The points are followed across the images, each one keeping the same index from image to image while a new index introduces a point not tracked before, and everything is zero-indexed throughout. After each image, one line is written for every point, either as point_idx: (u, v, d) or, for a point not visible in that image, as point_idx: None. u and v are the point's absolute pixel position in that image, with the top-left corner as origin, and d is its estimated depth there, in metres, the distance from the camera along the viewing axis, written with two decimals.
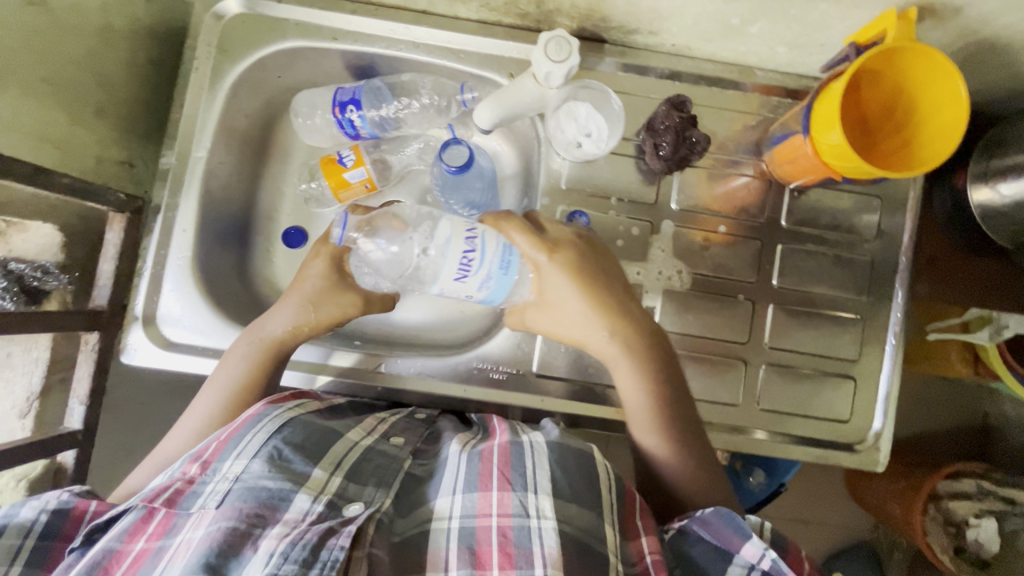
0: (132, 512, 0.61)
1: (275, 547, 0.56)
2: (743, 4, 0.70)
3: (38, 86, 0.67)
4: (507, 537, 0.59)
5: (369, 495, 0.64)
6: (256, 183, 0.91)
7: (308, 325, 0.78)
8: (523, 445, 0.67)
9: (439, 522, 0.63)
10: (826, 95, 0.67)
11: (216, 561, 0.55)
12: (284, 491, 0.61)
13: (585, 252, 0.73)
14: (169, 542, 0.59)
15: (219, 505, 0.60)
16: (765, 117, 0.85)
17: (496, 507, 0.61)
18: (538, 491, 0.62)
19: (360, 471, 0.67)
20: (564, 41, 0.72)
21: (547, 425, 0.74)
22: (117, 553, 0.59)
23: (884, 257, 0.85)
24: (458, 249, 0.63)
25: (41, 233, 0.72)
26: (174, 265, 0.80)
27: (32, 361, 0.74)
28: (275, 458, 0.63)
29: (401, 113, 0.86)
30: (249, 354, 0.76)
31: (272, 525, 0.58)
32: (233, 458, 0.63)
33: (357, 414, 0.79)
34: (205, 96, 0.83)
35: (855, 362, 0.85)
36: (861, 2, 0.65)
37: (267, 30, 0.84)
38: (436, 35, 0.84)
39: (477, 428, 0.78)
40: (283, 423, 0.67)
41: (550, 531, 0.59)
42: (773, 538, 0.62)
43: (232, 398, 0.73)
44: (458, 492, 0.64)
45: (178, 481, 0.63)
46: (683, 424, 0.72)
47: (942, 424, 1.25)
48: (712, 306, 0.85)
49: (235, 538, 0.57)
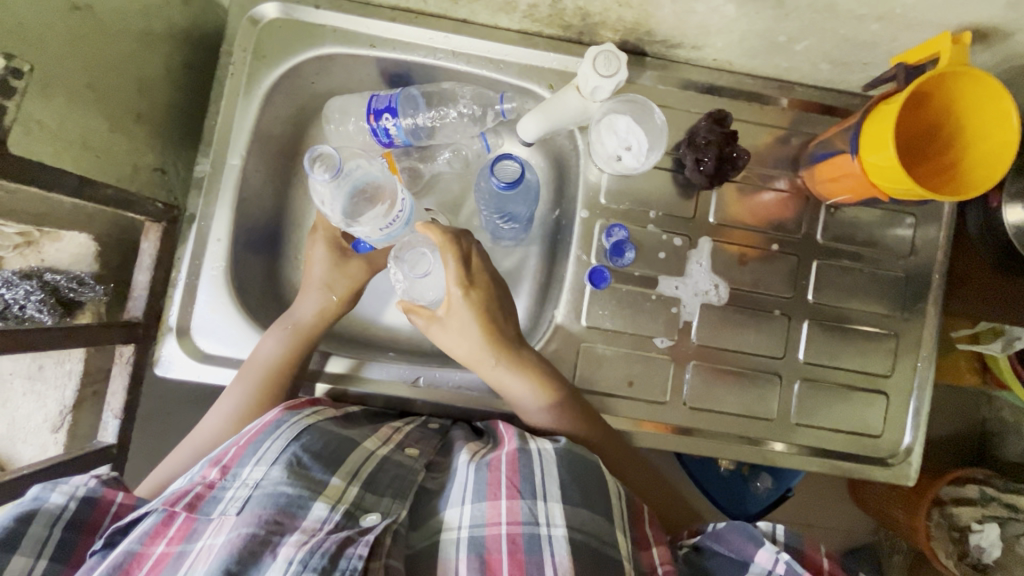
0: (153, 515, 0.58)
1: (293, 555, 0.53)
2: (794, 23, 0.70)
3: (82, 92, 0.66)
4: (518, 544, 0.58)
5: (385, 507, 0.62)
6: (287, 190, 0.90)
7: (334, 309, 0.80)
8: (532, 454, 0.65)
9: (448, 533, 0.61)
10: (876, 115, 0.68)
11: (237, 568, 0.52)
12: (302, 498, 0.58)
13: (493, 295, 0.78)
14: (190, 547, 0.56)
15: (240, 512, 0.57)
16: (803, 134, 0.85)
17: (506, 515, 0.60)
18: (548, 499, 0.61)
19: (377, 482, 0.64)
20: (613, 56, 0.71)
21: (557, 435, 0.72)
22: (137, 556, 0.55)
23: (916, 272, 0.86)
24: (392, 210, 0.73)
25: (75, 242, 0.71)
26: (209, 275, 0.78)
27: (66, 373, 0.73)
28: (294, 464, 0.61)
29: (436, 123, 0.85)
30: (283, 341, 0.77)
31: (289, 533, 0.55)
32: (252, 464, 0.61)
33: (371, 424, 0.77)
34: (241, 103, 0.81)
35: (888, 377, 0.86)
36: (913, 24, 0.66)
37: (304, 35, 0.82)
38: (476, 44, 0.83)
39: (488, 436, 0.77)
40: (302, 431, 0.65)
41: (561, 539, 0.58)
42: (788, 542, 0.63)
43: (269, 382, 0.75)
44: (467, 502, 0.62)
45: (198, 485, 0.60)
46: (574, 412, 0.76)
47: (945, 432, 1.28)
48: (749, 322, 0.85)
49: (255, 546, 0.53)
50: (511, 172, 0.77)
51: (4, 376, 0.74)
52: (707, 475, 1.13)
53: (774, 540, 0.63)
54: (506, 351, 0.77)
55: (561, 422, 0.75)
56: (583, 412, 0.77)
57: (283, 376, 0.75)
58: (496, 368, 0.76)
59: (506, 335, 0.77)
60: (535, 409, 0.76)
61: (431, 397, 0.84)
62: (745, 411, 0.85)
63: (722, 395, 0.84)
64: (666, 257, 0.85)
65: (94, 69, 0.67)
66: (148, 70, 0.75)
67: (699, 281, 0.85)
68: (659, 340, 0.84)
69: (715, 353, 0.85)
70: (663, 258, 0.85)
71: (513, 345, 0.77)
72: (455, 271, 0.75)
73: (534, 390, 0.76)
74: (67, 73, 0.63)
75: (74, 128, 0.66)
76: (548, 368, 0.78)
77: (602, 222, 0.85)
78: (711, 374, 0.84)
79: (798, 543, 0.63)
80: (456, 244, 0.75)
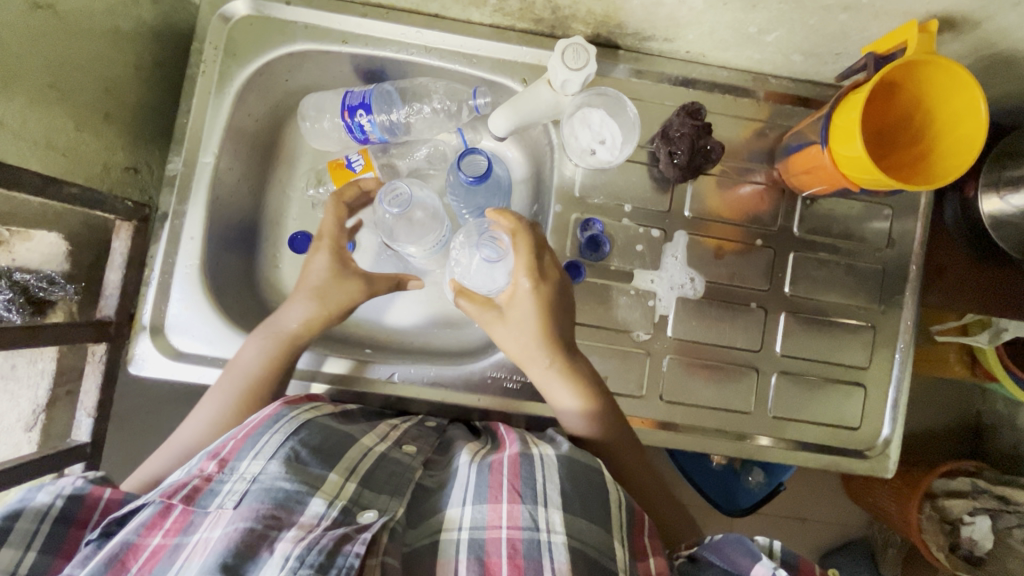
0: (150, 506, 0.57)
1: (290, 551, 0.52)
2: (762, 14, 0.70)
3: (45, 92, 0.66)
4: (518, 548, 0.57)
5: (383, 503, 0.61)
6: (262, 188, 0.90)
7: (319, 318, 0.77)
8: (533, 459, 0.65)
9: (448, 533, 0.59)
10: (845, 107, 0.67)
11: (233, 562, 0.51)
12: (300, 494, 0.57)
13: (561, 289, 0.76)
14: (186, 539, 0.55)
15: (237, 506, 0.56)
16: (778, 125, 0.85)
17: (506, 519, 0.58)
18: (549, 504, 0.60)
19: (374, 479, 0.63)
20: (581, 49, 0.72)
21: (557, 437, 0.72)
22: (133, 547, 0.54)
23: (895, 265, 0.86)
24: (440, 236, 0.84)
25: (46, 241, 0.71)
26: (183, 273, 0.79)
27: (38, 372, 0.74)
28: (292, 459, 0.60)
29: (411, 119, 0.86)
30: (263, 348, 0.75)
31: (287, 529, 0.55)
32: (250, 458, 0.60)
33: (368, 421, 0.76)
34: (213, 100, 0.81)
35: (866, 369, 0.86)
36: (879, 14, 0.65)
37: (275, 32, 0.82)
38: (448, 39, 0.82)
39: (486, 437, 0.77)
40: (300, 425, 0.65)
41: (560, 546, 0.57)
42: (783, 558, 0.63)
43: (245, 393, 0.73)
44: (468, 502, 0.61)
45: (196, 478, 0.59)
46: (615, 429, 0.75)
47: (934, 424, 1.28)
48: (725, 314, 0.85)
49: (253, 540, 0.53)
50: (480, 165, 0.77)
51: None
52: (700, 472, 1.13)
53: (771, 556, 0.64)
54: (568, 356, 0.75)
55: (598, 430, 0.74)
56: (628, 432, 0.76)
57: (252, 391, 0.73)
58: (546, 371, 0.75)
59: (567, 339, 0.76)
60: (575, 417, 0.75)
61: (407, 392, 0.84)
62: (724, 405, 0.85)
63: (698, 389, 0.84)
64: (643, 250, 0.85)
65: (58, 67, 0.67)
66: (117, 68, 0.75)
67: (675, 275, 0.85)
68: (635, 334, 0.84)
69: (692, 346, 0.84)
70: (641, 250, 0.85)
71: (570, 350, 0.76)
72: (525, 260, 0.74)
73: (581, 399, 0.74)
74: (28, 72, 0.63)
75: (39, 127, 0.66)
76: (596, 380, 0.77)
77: (577, 216, 0.85)
78: (689, 368, 0.84)
79: (792, 557, 0.64)
80: (530, 232, 0.75)
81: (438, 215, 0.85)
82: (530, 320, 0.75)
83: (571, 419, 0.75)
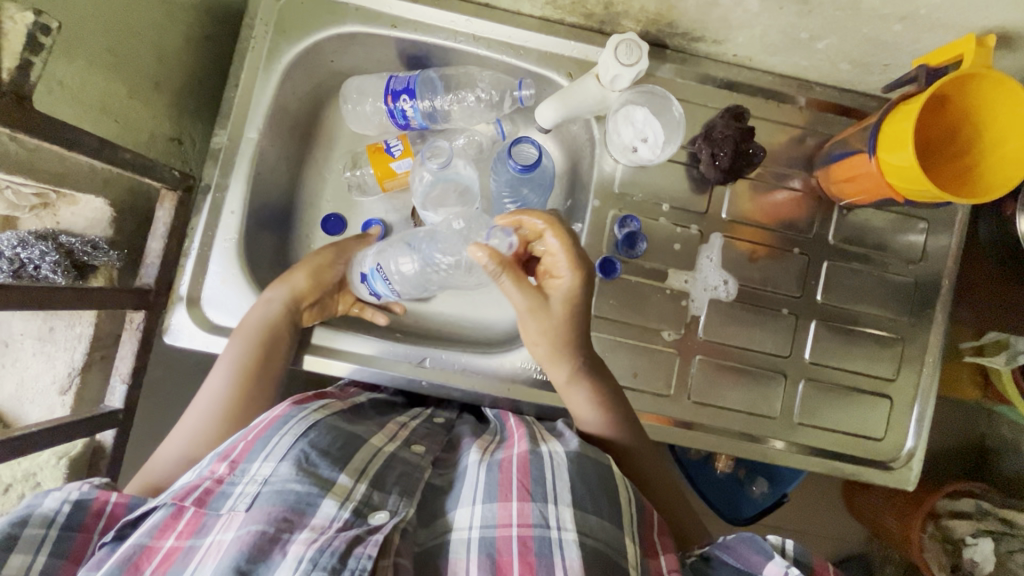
0: (162, 509, 0.57)
1: (303, 553, 0.52)
2: (816, 20, 0.70)
3: (103, 56, 0.66)
4: (529, 546, 0.56)
5: (393, 504, 0.60)
6: (300, 167, 0.90)
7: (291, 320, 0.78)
8: (542, 456, 0.64)
9: (458, 532, 0.59)
10: (897, 116, 0.68)
11: (247, 566, 0.52)
12: (311, 495, 0.57)
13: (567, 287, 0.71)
14: (199, 541, 0.55)
15: (249, 509, 0.56)
16: (819, 133, 0.85)
17: (517, 517, 0.58)
18: (558, 502, 0.59)
19: (385, 479, 0.62)
20: (634, 45, 0.72)
21: (565, 433, 0.70)
22: (147, 549, 0.55)
23: (927, 277, 0.87)
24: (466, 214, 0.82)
25: (92, 207, 0.73)
26: (221, 247, 0.79)
27: (76, 336, 0.74)
28: (303, 462, 0.59)
29: (453, 107, 0.86)
30: (240, 353, 0.74)
31: (300, 530, 0.54)
32: (262, 459, 0.60)
33: (378, 418, 0.76)
34: (260, 77, 0.82)
35: (892, 381, 0.86)
36: (936, 25, 0.66)
37: (325, 12, 0.82)
38: (496, 29, 0.83)
39: (494, 431, 0.76)
40: (310, 426, 0.64)
41: (571, 543, 0.56)
42: (796, 557, 0.61)
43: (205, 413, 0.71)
44: (477, 502, 0.61)
45: (206, 481, 0.59)
46: (621, 418, 0.75)
47: (940, 444, 1.28)
48: (756, 319, 0.85)
49: (265, 543, 0.53)
50: (528, 155, 0.78)
51: (15, 335, 0.74)
52: (705, 478, 1.13)
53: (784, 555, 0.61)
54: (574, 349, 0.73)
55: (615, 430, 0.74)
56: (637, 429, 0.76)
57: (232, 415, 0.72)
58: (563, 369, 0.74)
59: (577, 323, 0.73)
60: (590, 414, 0.75)
61: (437, 378, 0.84)
62: (749, 408, 0.85)
63: (726, 390, 0.85)
64: (680, 249, 0.85)
65: (118, 34, 0.67)
66: (170, 38, 0.75)
67: (709, 276, 0.85)
68: (666, 333, 0.84)
69: (721, 348, 0.85)
70: (678, 249, 0.85)
71: (590, 351, 0.75)
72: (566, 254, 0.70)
73: (593, 404, 0.74)
74: (89, 34, 0.63)
75: (95, 91, 0.66)
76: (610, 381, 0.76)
77: (615, 213, 0.85)
78: (716, 370, 0.85)
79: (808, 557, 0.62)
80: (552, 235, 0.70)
81: (473, 198, 0.83)
82: (579, 307, 0.72)
83: (589, 420, 0.75)
